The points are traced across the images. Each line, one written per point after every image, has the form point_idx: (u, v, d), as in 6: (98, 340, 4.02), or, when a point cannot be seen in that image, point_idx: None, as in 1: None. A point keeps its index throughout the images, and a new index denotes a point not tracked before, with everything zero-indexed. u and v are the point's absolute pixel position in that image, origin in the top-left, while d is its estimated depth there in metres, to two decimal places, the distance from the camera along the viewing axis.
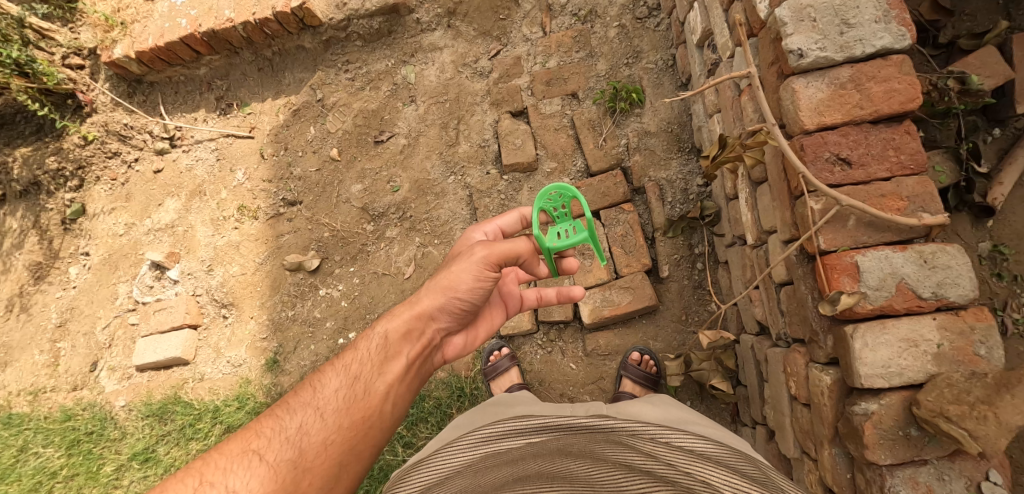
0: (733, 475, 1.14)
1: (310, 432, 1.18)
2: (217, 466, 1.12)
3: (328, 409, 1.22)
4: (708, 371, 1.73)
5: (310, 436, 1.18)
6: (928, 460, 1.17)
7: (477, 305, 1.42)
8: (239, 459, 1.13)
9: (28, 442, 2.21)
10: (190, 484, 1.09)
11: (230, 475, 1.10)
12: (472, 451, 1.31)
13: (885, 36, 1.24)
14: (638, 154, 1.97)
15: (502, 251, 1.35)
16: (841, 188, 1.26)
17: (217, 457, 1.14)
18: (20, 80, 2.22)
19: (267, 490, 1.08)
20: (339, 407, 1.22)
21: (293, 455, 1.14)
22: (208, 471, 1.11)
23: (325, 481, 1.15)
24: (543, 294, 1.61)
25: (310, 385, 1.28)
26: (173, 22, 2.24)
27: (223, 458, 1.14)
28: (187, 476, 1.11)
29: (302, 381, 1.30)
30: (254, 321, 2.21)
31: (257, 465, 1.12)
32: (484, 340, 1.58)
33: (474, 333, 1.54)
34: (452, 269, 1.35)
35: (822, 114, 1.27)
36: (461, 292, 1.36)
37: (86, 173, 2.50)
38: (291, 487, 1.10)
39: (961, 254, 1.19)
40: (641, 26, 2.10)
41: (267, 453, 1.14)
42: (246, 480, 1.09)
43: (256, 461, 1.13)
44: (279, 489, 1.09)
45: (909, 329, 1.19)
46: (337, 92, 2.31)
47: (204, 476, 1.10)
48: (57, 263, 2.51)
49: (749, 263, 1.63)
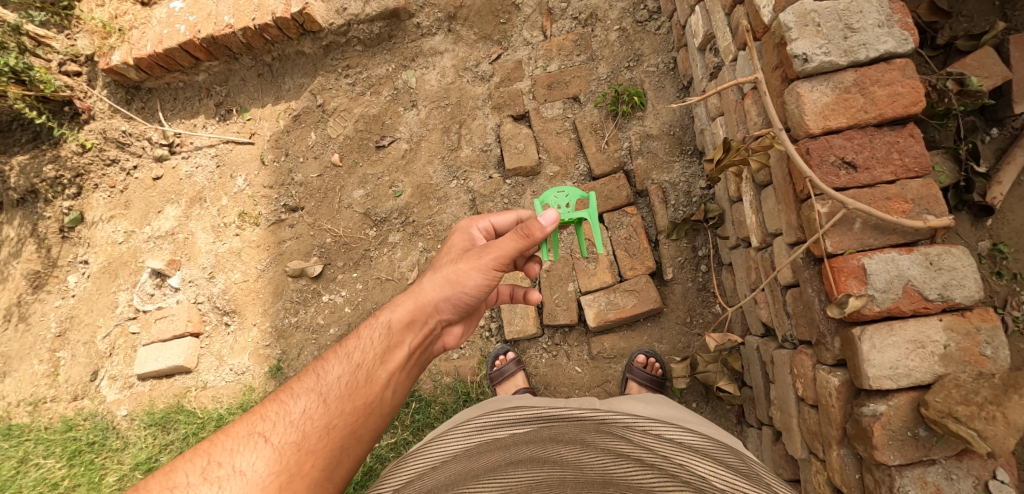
0: (720, 468, 1.16)
1: (313, 417, 1.18)
2: (224, 447, 1.13)
3: (332, 395, 1.22)
4: (713, 373, 1.74)
5: (314, 420, 1.17)
6: (936, 459, 1.19)
7: (479, 301, 1.46)
8: (244, 441, 1.14)
9: (29, 453, 2.18)
10: (198, 465, 1.10)
11: (237, 456, 1.11)
12: (465, 440, 1.28)
13: (888, 40, 1.25)
14: (640, 157, 1.98)
15: (508, 251, 1.36)
16: (847, 191, 1.27)
17: (224, 438, 1.15)
18: (16, 87, 2.20)
19: (273, 471, 1.09)
20: (343, 393, 1.22)
21: (296, 438, 1.14)
22: (216, 452, 1.12)
23: (327, 463, 1.15)
24: (515, 293, 1.71)
25: (313, 371, 1.28)
26: (171, 28, 2.23)
27: (230, 439, 1.15)
28: (195, 456, 1.12)
29: (305, 367, 1.30)
30: (256, 328, 2.21)
31: (263, 447, 1.12)
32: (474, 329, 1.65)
33: (469, 324, 1.61)
34: (458, 266, 1.39)
35: (827, 118, 1.28)
36: (468, 288, 1.40)
37: (84, 180, 2.48)
38: (295, 469, 1.11)
39: (966, 255, 1.21)
40: (641, 29, 2.11)
41: (272, 435, 1.14)
42: (252, 460, 1.10)
43: (261, 443, 1.13)
44: (285, 470, 1.10)
45: (916, 330, 1.20)
46: (337, 97, 2.30)
47: (212, 456, 1.12)
48: (55, 272, 2.49)
49: (753, 266, 1.64)
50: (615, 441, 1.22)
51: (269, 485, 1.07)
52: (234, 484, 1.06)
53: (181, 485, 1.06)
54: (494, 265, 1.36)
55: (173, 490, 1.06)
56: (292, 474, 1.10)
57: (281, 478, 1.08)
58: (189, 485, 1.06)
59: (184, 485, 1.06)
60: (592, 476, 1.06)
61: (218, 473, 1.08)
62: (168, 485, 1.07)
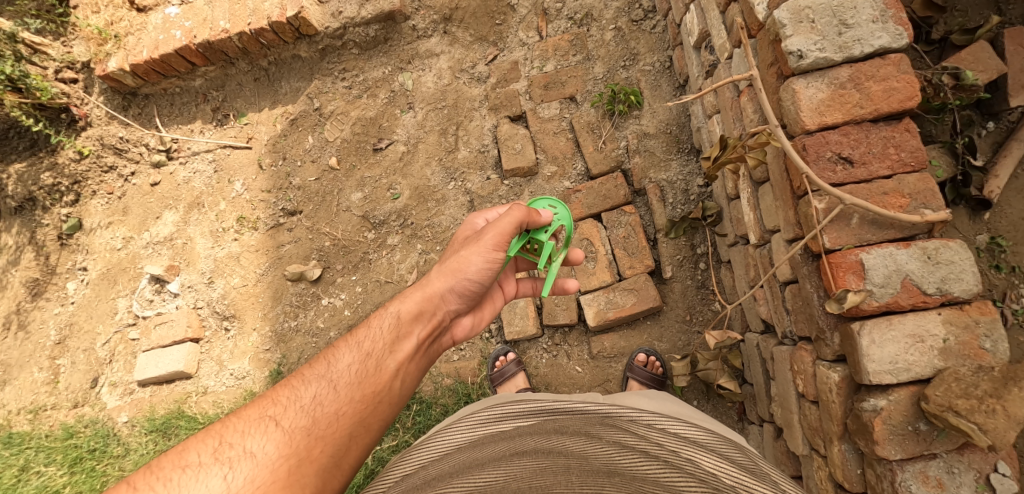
0: (727, 464, 1.16)
1: (324, 403, 1.20)
2: (236, 429, 1.15)
3: (341, 382, 1.25)
4: (714, 371, 1.73)
5: (323, 407, 1.20)
6: (937, 453, 1.19)
7: (486, 286, 1.48)
8: (256, 423, 1.16)
9: (29, 461, 2.17)
10: (210, 445, 1.11)
11: (248, 438, 1.13)
12: (470, 432, 1.29)
13: (883, 36, 1.25)
14: (638, 156, 1.98)
15: (506, 229, 1.36)
16: (843, 187, 1.27)
17: (236, 420, 1.17)
18: (13, 95, 2.21)
19: (282, 455, 1.11)
20: (352, 381, 1.25)
21: (306, 423, 1.16)
22: (228, 433, 1.14)
23: (335, 450, 1.17)
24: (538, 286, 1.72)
25: (324, 358, 1.31)
26: (167, 34, 2.23)
27: (242, 422, 1.16)
28: (207, 436, 1.14)
29: (316, 355, 1.33)
30: (256, 333, 2.20)
31: (273, 430, 1.14)
32: (489, 322, 1.64)
33: (483, 315, 1.61)
34: (459, 254, 1.42)
35: (823, 114, 1.28)
36: (470, 274, 1.42)
37: (82, 187, 2.48)
38: (304, 454, 1.13)
39: (963, 249, 1.21)
40: (637, 28, 2.11)
41: (283, 419, 1.17)
42: (263, 443, 1.12)
43: (272, 426, 1.15)
44: (294, 454, 1.12)
45: (915, 325, 1.21)
46: (334, 100, 2.30)
47: (224, 437, 1.13)
48: (54, 279, 2.49)
49: (751, 263, 1.65)
50: (620, 434, 1.22)
51: (279, 469, 1.09)
52: (245, 466, 1.07)
53: (193, 464, 1.08)
54: (495, 244, 1.37)
55: (185, 469, 1.07)
56: (300, 459, 1.12)
57: (291, 462, 1.11)
58: (200, 465, 1.07)
59: (196, 465, 1.07)
60: (597, 466, 1.06)
61: (230, 454, 1.09)
62: (180, 464, 1.08)
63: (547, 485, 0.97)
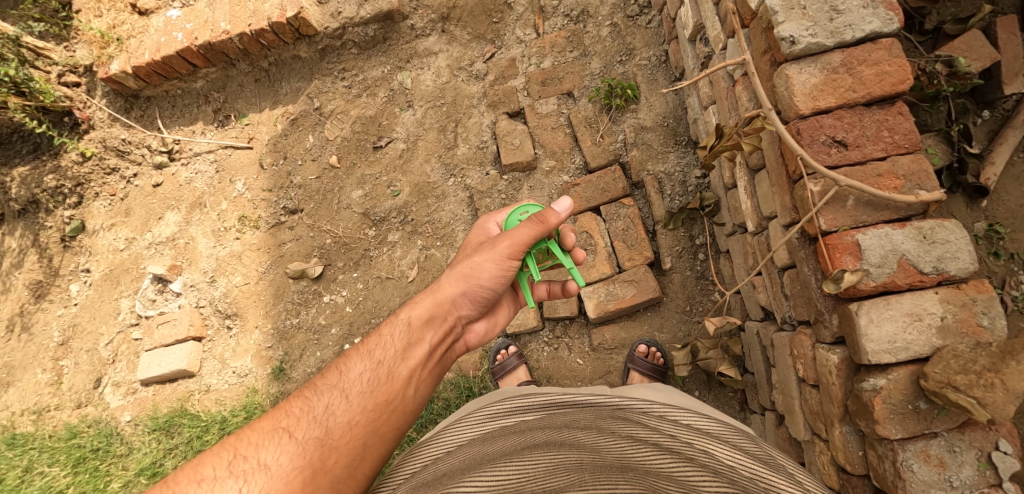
0: (740, 456, 1.16)
1: (336, 413, 1.22)
2: (250, 442, 1.18)
3: (354, 392, 1.26)
4: (714, 360, 1.75)
5: (337, 416, 1.22)
6: (938, 432, 1.19)
7: (499, 293, 1.47)
8: (269, 435, 1.19)
9: (34, 462, 2.17)
10: (225, 458, 1.15)
11: (263, 450, 1.16)
12: (479, 427, 1.29)
13: (873, 21, 1.27)
14: (635, 149, 2.00)
15: (523, 243, 1.33)
16: (839, 169, 1.28)
17: (250, 433, 1.20)
18: (16, 98, 2.23)
19: (297, 466, 1.14)
20: (365, 390, 1.26)
21: (319, 433, 1.19)
22: (242, 446, 1.17)
23: (350, 460, 1.19)
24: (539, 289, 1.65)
25: (337, 368, 1.32)
26: (169, 36, 2.26)
27: (255, 434, 1.20)
28: (223, 450, 1.17)
29: (328, 366, 1.34)
30: (259, 330, 2.21)
31: (287, 442, 1.17)
32: (504, 326, 1.62)
33: (497, 320, 1.59)
34: (473, 259, 1.40)
35: (816, 98, 1.29)
36: (483, 281, 1.40)
37: (85, 189, 2.50)
38: (319, 465, 1.15)
39: (959, 228, 1.22)
40: (632, 24, 2.13)
41: (296, 431, 1.19)
42: (277, 455, 1.15)
43: (285, 438, 1.18)
44: (308, 465, 1.14)
45: (912, 304, 1.21)
46: (334, 99, 2.32)
47: (238, 450, 1.17)
48: (57, 281, 2.50)
49: (749, 250, 1.66)
50: (631, 427, 1.22)
51: (294, 480, 1.12)
52: (259, 478, 1.11)
53: (208, 478, 1.11)
54: (509, 252, 1.35)
55: (201, 483, 1.11)
56: (315, 470, 1.14)
57: (305, 473, 1.13)
58: (215, 478, 1.11)
59: (212, 478, 1.11)
60: (609, 460, 1.05)
61: (244, 467, 1.13)
62: (195, 478, 1.12)
63: (563, 485, 0.96)
